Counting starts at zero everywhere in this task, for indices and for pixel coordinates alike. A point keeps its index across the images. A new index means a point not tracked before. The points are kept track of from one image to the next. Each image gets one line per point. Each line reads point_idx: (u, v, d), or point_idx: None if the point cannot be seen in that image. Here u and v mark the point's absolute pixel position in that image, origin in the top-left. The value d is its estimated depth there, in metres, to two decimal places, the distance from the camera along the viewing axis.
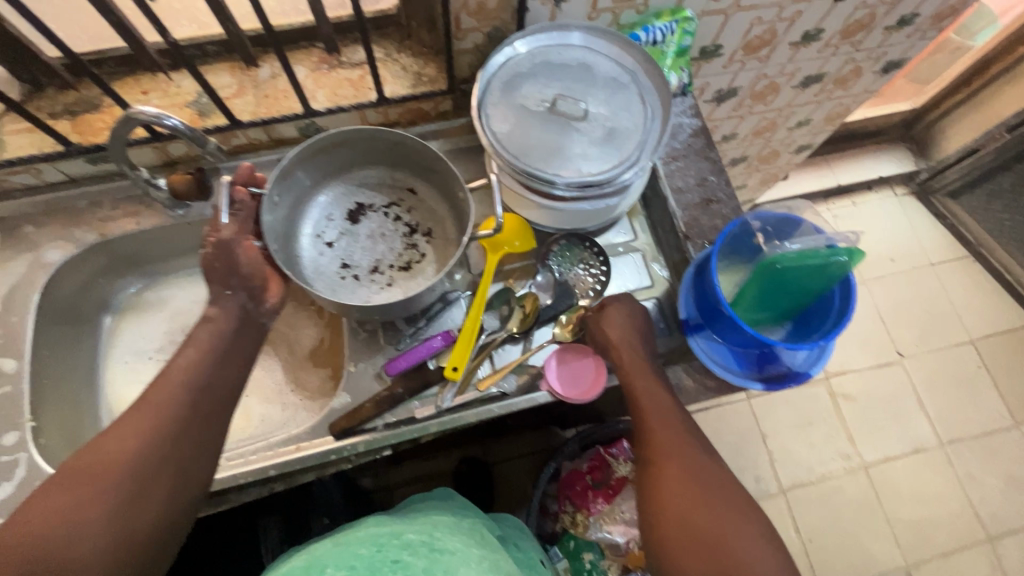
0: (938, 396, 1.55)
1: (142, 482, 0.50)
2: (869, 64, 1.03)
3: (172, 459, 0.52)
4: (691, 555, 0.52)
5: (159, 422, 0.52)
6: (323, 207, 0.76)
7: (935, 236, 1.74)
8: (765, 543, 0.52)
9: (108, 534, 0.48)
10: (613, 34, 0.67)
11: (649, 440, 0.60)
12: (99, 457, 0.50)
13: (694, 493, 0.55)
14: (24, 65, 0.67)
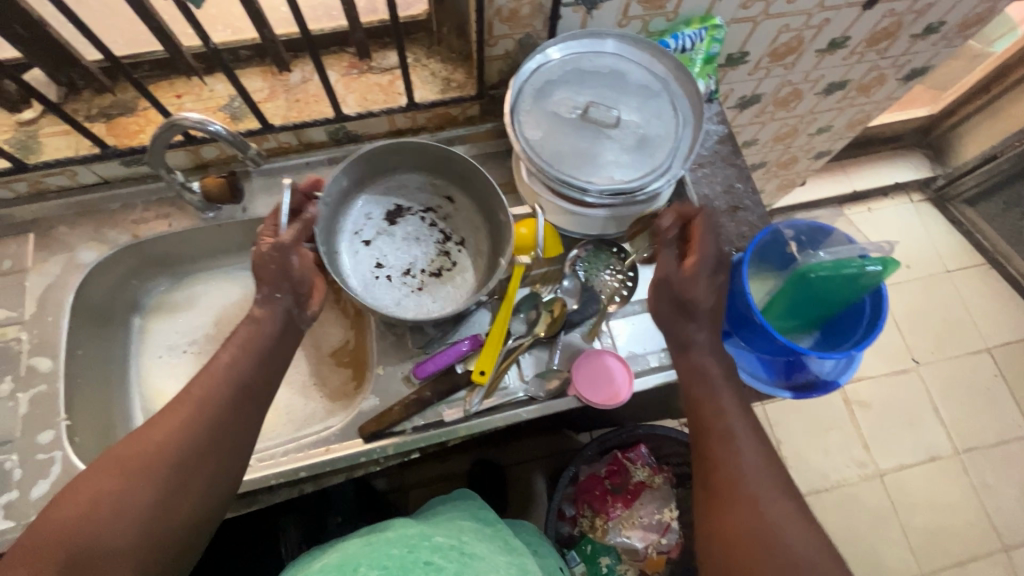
0: (954, 404, 1.54)
1: (179, 476, 0.51)
2: (892, 72, 1.03)
3: (207, 453, 0.53)
4: (748, 553, 0.52)
5: (198, 417, 0.53)
6: (363, 205, 0.78)
7: (951, 243, 1.73)
8: (820, 548, 0.52)
9: (144, 524, 0.49)
10: (645, 42, 0.67)
11: (706, 438, 0.59)
12: (137, 446, 0.51)
13: (750, 493, 0.55)
14: (62, 69, 0.68)
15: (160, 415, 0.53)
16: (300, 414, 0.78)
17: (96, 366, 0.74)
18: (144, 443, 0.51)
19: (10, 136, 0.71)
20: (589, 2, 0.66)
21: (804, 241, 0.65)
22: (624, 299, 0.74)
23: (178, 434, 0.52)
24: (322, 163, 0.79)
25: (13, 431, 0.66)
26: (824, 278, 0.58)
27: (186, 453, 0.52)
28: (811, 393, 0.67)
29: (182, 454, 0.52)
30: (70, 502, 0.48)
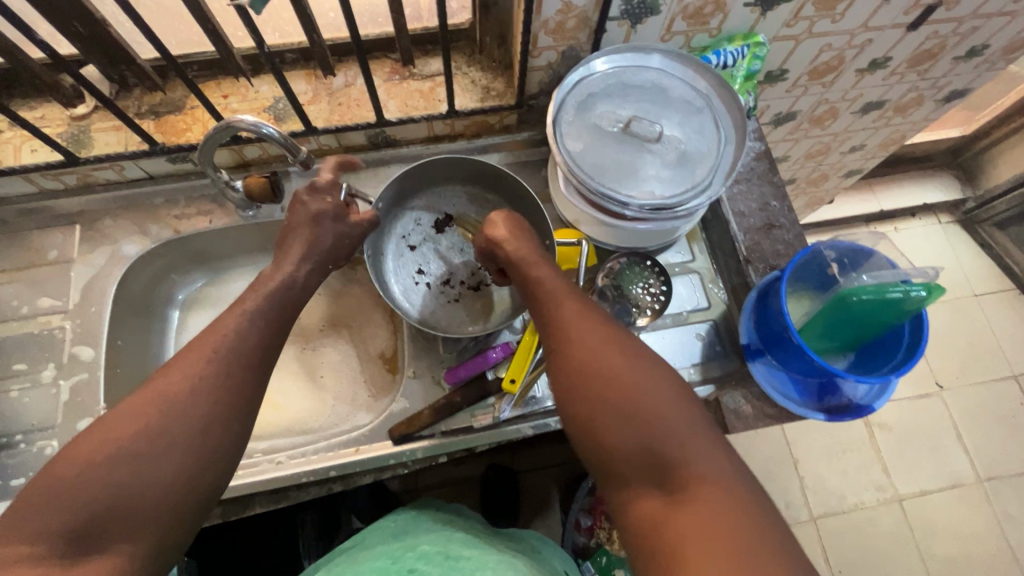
0: (978, 431, 1.51)
1: (174, 450, 0.46)
2: (931, 92, 1.02)
3: (205, 424, 0.47)
4: (614, 428, 0.49)
5: (191, 388, 0.48)
6: (416, 211, 0.81)
7: (980, 266, 1.70)
8: (694, 417, 0.50)
9: (140, 502, 0.44)
10: (689, 58, 0.68)
11: (557, 318, 0.56)
12: (121, 420, 0.45)
13: (605, 366, 0.52)
14: (117, 67, 0.70)
15: (148, 387, 0.48)
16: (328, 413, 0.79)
17: (133, 357, 0.76)
18: (132, 416, 0.46)
19: (63, 130, 0.73)
20: (634, 16, 0.67)
21: (847, 262, 0.64)
22: (656, 313, 0.73)
23: (168, 402, 0.47)
24: (362, 167, 0.81)
25: (54, 417, 0.68)
26: (866, 300, 0.57)
27: (180, 425, 0.46)
28: (845, 416, 0.65)
29: (174, 425, 0.46)
30: (52, 482, 0.43)
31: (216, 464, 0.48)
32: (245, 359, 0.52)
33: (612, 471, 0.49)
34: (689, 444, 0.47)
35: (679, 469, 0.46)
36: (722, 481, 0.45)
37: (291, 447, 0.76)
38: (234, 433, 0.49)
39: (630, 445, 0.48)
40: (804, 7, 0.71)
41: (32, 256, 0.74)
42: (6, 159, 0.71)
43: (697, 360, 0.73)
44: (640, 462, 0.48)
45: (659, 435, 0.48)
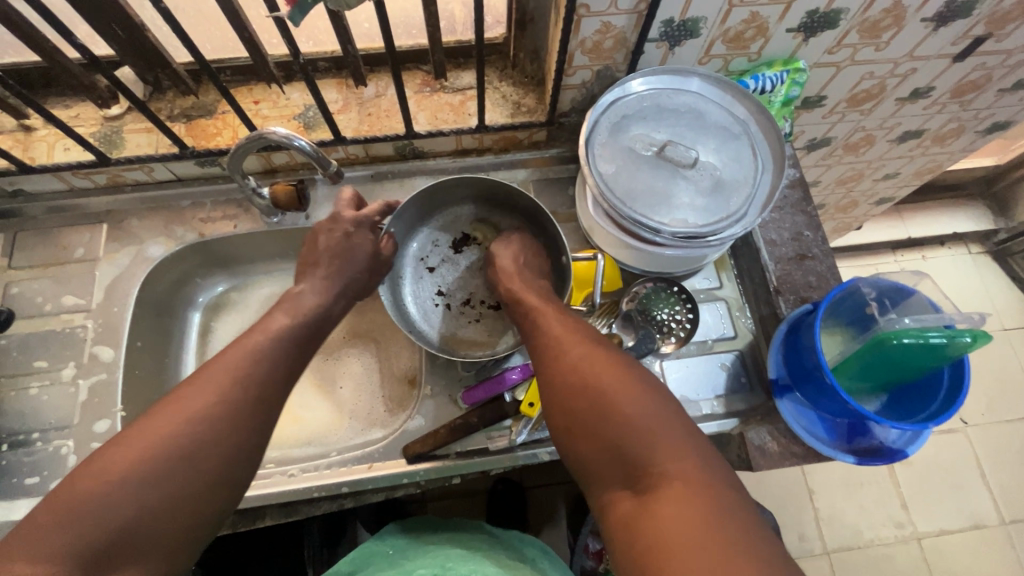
0: (1005, 471, 1.45)
1: (176, 486, 0.47)
2: (972, 123, 0.99)
3: (206, 459, 0.48)
4: (588, 432, 0.51)
5: (196, 420, 0.49)
6: (429, 233, 0.79)
7: (1013, 300, 1.64)
8: (670, 419, 0.50)
9: (139, 538, 0.45)
10: (728, 83, 0.66)
11: (543, 332, 0.60)
12: (124, 453, 0.46)
13: (582, 372, 0.54)
14: (152, 70, 0.71)
15: (149, 419, 0.49)
16: (342, 425, 0.78)
17: (152, 358, 0.76)
18: (135, 450, 0.47)
19: (96, 129, 0.73)
20: (674, 38, 0.65)
21: (887, 302, 0.62)
22: (681, 340, 0.72)
23: (171, 437, 0.48)
24: (389, 178, 0.81)
25: (71, 416, 0.68)
26: (906, 344, 0.55)
27: (182, 459, 0.47)
28: (875, 460, 0.63)
29: (177, 460, 0.47)
30: (52, 514, 0.44)
31: (216, 498, 0.49)
32: (252, 392, 0.53)
33: (591, 474, 0.51)
34: (660, 444, 0.48)
35: (649, 467, 0.47)
36: (693, 479, 0.45)
37: (305, 458, 0.76)
38: (237, 468, 0.50)
39: (604, 449, 0.50)
40: (849, 34, 0.69)
41: (59, 253, 0.75)
42: (40, 157, 0.72)
43: (722, 392, 0.71)
44: (615, 464, 0.49)
45: (630, 436, 0.49)
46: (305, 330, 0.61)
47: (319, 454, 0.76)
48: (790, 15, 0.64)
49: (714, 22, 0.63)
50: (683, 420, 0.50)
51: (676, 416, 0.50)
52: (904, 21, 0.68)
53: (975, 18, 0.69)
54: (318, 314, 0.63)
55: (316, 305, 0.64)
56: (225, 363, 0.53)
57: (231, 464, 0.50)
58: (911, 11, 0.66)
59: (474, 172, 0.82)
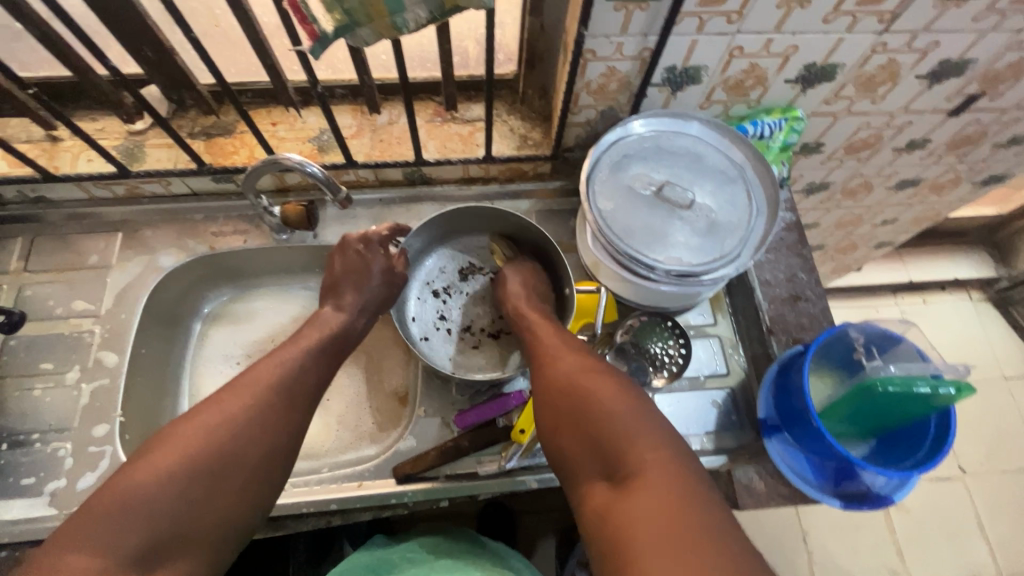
0: (1003, 522, 1.43)
1: (213, 484, 0.50)
2: (970, 175, 1.01)
3: (238, 460, 0.52)
4: (569, 433, 0.54)
5: (229, 423, 0.52)
6: (439, 259, 0.82)
7: (1014, 349, 1.64)
8: (649, 419, 0.52)
9: (175, 537, 0.47)
10: (727, 129, 0.69)
11: (536, 343, 0.64)
12: (160, 457, 0.49)
13: (566, 377, 0.57)
14: (177, 90, 0.74)
15: (185, 424, 0.52)
16: (335, 441, 0.79)
17: (154, 365, 0.78)
18: (173, 453, 0.50)
19: (119, 143, 0.77)
20: (676, 84, 0.68)
21: (874, 349, 0.64)
22: (673, 375, 0.72)
23: (206, 439, 0.51)
24: (396, 203, 0.83)
25: (71, 419, 0.69)
26: (890, 392, 0.57)
27: (217, 458, 0.51)
28: (861, 506, 0.63)
29: (213, 460, 0.50)
30: (94, 516, 0.46)
31: (249, 498, 0.52)
32: (280, 398, 0.56)
33: (573, 474, 0.54)
34: (636, 439, 0.50)
35: (624, 462, 0.49)
36: (665, 471, 0.47)
37: (296, 472, 0.76)
38: (268, 468, 0.53)
39: (583, 447, 0.53)
40: (845, 86, 0.72)
41: (74, 259, 0.77)
42: (64, 166, 0.75)
43: (711, 429, 0.72)
44: (594, 461, 0.52)
45: (607, 433, 0.51)
46: (308, 349, 0.62)
47: (311, 470, 0.77)
48: (788, 67, 0.67)
49: (715, 70, 0.66)
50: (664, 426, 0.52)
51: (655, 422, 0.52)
52: (899, 77, 0.70)
53: (968, 76, 0.72)
54: (326, 334, 0.65)
55: (334, 322, 0.67)
56: (251, 385, 0.56)
57: (264, 462, 0.53)
58: (906, 68, 0.69)
59: (479, 199, 0.84)
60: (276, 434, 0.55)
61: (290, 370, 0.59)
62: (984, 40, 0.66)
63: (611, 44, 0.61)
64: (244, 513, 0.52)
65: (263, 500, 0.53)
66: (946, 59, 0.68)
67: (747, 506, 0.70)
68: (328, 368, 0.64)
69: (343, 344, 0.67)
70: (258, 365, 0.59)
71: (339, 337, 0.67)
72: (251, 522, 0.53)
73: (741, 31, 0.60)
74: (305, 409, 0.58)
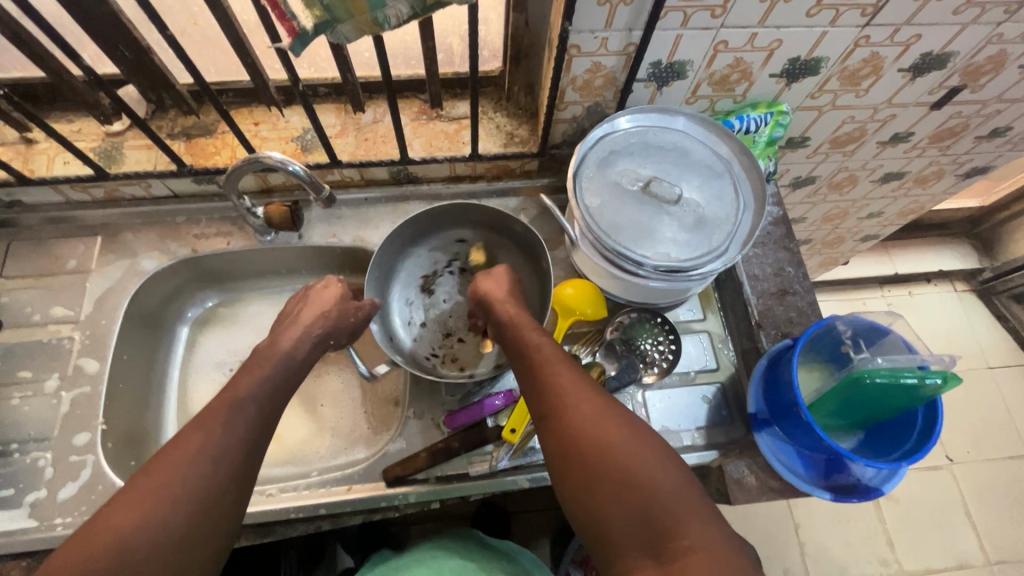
0: (989, 511, 1.45)
1: (147, 573, 0.42)
2: (953, 167, 1.02)
3: (176, 537, 0.43)
4: (605, 496, 0.48)
5: (163, 493, 0.44)
6: (428, 254, 0.82)
7: (998, 340, 1.66)
8: (687, 481, 0.49)
9: (147, 542, 0.42)
10: (713, 124, 0.69)
11: (550, 382, 0.56)
12: (81, 548, 0.41)
13: (592, 431, 0.51)
14: (155, 89, 0.72)
15: (108, 508, 0.43)
16: (325, 444, 0.78)
17: (137, 372, 0.76)
18: (93, 543, 0.41)
19: (97, 144, 0.75)
20: (661, 80, 0.68)
21: (861, 341, 0.64)
22: (664, 371, 0.73)
23: (137, 520, 0.43)
24: (382, 202, 0.82)
25: (51, 428, 0.68)
26: (879, 382, 0.57)
27: (151, 539, 0.42)
28: (851, 498, 0.63)
29: (142, 547, 0.42)
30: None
31: (199, 569, 0.45)
32: (223, 453, 0.48)
33: (600, 542, 0.48)
34: (684, 511, 0.46)
35: (674, 538, 0.45)
36: (721, 551, 0.44)
37: (285, 477, 0.76)
38: (217, 534, 0.46)
39: (621, 515, 0.47)
40: (829, 80, 0.72)
41: (52, 264, 0.75)
42: (39, 169, 0.73)
43: (702, 424, 0.72)
44: (632, 532, 0.46)
45: (651, 503, 0.46)
46: (249, 386, 0.55)
47: (300, 474, 0.76)
48: (772, 61, 0.67)
49: (700, 65, 0.66)
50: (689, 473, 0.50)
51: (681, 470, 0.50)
52: (882, 71, 0.71)
53: (949, 70, 0.73)
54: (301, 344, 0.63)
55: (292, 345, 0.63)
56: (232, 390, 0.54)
57: (210, 527, 0.45)
58: (889, 62, 0.69)
59: (467, 198, 0.83)
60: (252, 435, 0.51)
61: (233, 423, 0.50)
62: (964, 33, 0.66)
63: (596, 39, 0.60)
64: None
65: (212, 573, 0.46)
66: (928, 52, 0.69)
67: (739, 501, 0.69)
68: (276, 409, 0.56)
69: (293, 374, 0.60)
70: (196, 419, 0.50)
71: (288, 366, 0.60)
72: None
73: (725, 26, 0.60)
74: (254, 460, 0.50)
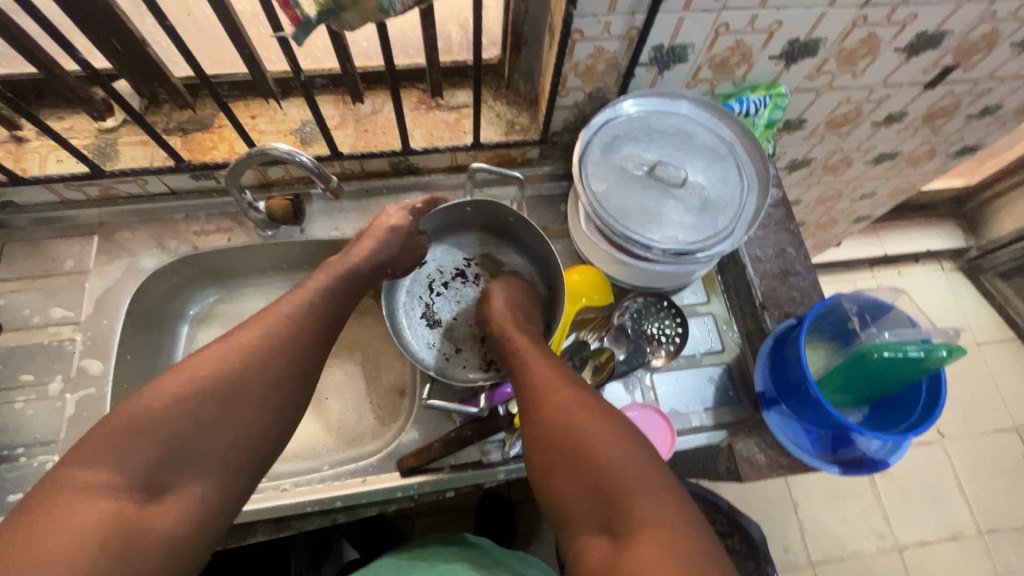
0: (979, 482, 1.49)
1: (222, 410, 0.51)
2: (944, 146, 1.04)
3: (246, 393, 0.52)
4: (568, 479, 0.51)
5: (239, 355, 0.54)
6: (413, 281, 0.80)
7: (985, 316, 1.70)
8: (647, 461, 0.50)
9: (185, 451, 0.48)
10: (715, 107, 0.70)
11: (528, 375, 0.60)
12: (176, 379, 0.50)
13: (557, 419, 0.54)
14: (149, 84, 0.71)
15: (197, 358, 0.53)
16: (335, 438, 0.78)
17: (140, 372, 0.75)
18: (185, 377, 0.51)
19: (90, 141, 0.73)
20: (662, 64, 0.68)
21: (867, 317, 0.65)
22: (672, 353, 0.73)
23: (218, 368, 0.52)
24: (383, 194, 0.82)
25: (56, 431, 0.67)
26: (887, 357, 0.58)
27: (228, 384, 0.52)
28: (858, 471, 0.65)
29: (220, 389, 0.51)
30: (107, 434, 0.47)
31: (260, 429, 0.53)
32: (290, 333, 0.57)
33: (565, 522, 0.52)
34: (636, 488, 0.48)
35: (623, 513, 0.47)
36: (666, 524, 0.45)
37: (296, 473, 0.75)
38: (277, 403, 0.54)
39: (580, 495, 0.50)
40: (827, 62, 0.72)
41: (48, 265, 0.74)
42: (32, 168, 0.72)
43: (710, 404, 0.73)
44: (589, 511, 0.50)
45: (604, 483, 0.49)
46: (314, 292, 0.62)
47: (310, 469, 0.76)
48: (772, 43, 0.67)
49: (701, 48, 0.66)
50: (651, 452, 0.52)
51: (642, 451, 0.51)
52: (878, 51, 0.72)
53: (943, 49, 0.73)
54: (340, 279, 0.65)
55: (346, 275, 0.65)
56: (268, 325, 0.57)
57: (272, 398, 0.54)
58: (885, 42, 0.70)
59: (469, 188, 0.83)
60: (287, 367, 0.56)
61: (280, 343, 0.56)
62: (958, 12, 0.67)
63: (599, 24, 0.60)
64: (250, 445, 0.52)
65: (270, 439, 0.54)
66: (923, 32, 0.69)
67: (749, 477, 0.69)
68: (338, 312, 0.63)
69: (353, 291, 0.66)
70: (271, 306, 0.59)
71: (349, 283, 0.65)
72: (257, 459, 0.53)
73: (727, 8, 0.60)
74: (314, 353, 0.59)
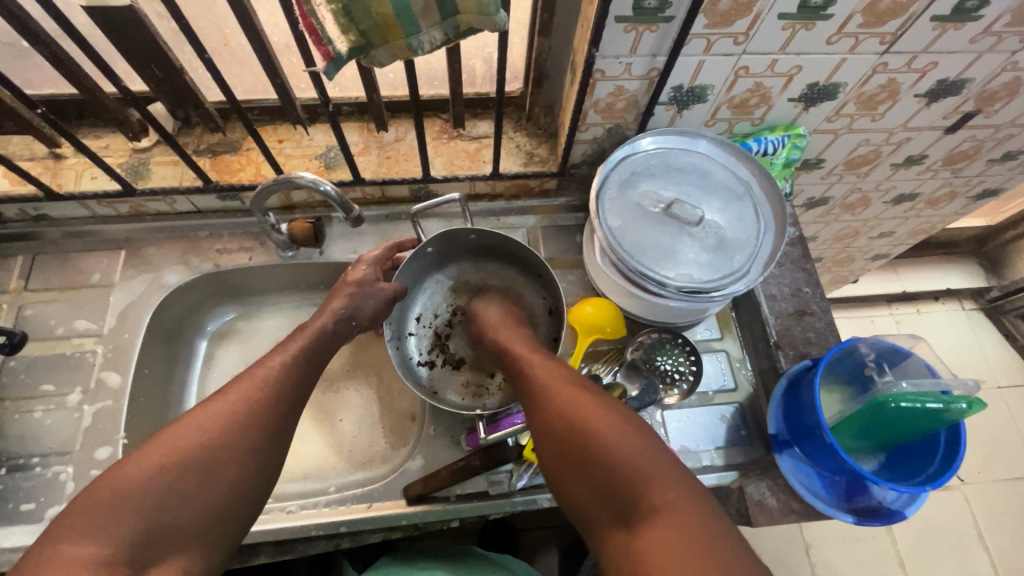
0: (1001, 532, 1.43)
1: (200, 477, 0.50)
2: (964, 189, 1.03)
3: (226, 458, 0.52)
4: (578, 474, 0.52)
5: (219, 421, 0.54)
6: (418, 337, 0.80)
7: (1008, 359, 1.65)
8: (660, 453, 0.51)
9: (163, 526, 0.48)
10: (734, 147, 0.71)
11: (531, 379, 0.60)
12: (152, 451, 0.50)
13: (565, 416, 0.54)
14: (183, 107, 0.74)
15: (165, 434, 0.52)
16: (343, 459, 0.78)
17: (156, 385, 0.76)
18: (162, 449, 0.50)
19: (124, 160, 0.76)
20: (682, 103, 0.69)
21: (884, 363, 0.65)
22: (685, 392, 0.73)
23: (195, 435, 0.52)
24: (402, 219, 0.83)
25: (72, 442, 0.68)
26: (904, 407, 0.57)
27: (206, 450, 0.52)
28: (874, 521, 0.63)
29: (196, 459, 0.51)
30: (85, 511, 0.46)
31: (240, 491, 0.53)
32: (265, 395, 0.57)
33: (584, 514, 0.52)
34: (651, 477, 0.49)
35: (640, 503, 0.48)
36: (683, 512, 0.46)
37: (303, 494, 0.76)
38: (255, 464, 0.54)
39: (591, 485, 0.51)
40: (847, 105, 0.73)
41: (76, 277, 0.76)
42: (67, 183, 0.74)
43: (721, 444, 0.72)
44: (605, 504, 0.50)
45: (617, 475, 0.50)
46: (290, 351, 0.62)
47: (317, 491, 0.76)
48: (791, 86, 0.68)
49: (720, 90, 0.67)
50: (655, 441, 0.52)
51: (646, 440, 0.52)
52: (898, 96, 0.72)
53: (964, 95, 0.73)
54: (310, 337, 0.64)
55: (316, 324, 0.65)
56: (242, 389, 0.56)
57: (251, 458, 0.54)
58: (905, 88, 0.70)
59: (486, 215, 0.84)
60: (262, 428, 0.55)
61: (253, 408, 0.55)
62: (981, 60, 0.67)
63: (620, 65, 0.62)
64: (233, 508, 0.52)
65: (252, 498, 0.54)
66: (944, 79, 0.70)
67: (759, 522, 0.67)
68: (311, 372, 0.63)
69: (327, 350, 0.66)
70: (247, 369, 0.59)
71: (324, 342, 0.65)
72: (240, 519, 0.53)
73: (747, 52, 0.61)
74: (288, 412, 0.58)
